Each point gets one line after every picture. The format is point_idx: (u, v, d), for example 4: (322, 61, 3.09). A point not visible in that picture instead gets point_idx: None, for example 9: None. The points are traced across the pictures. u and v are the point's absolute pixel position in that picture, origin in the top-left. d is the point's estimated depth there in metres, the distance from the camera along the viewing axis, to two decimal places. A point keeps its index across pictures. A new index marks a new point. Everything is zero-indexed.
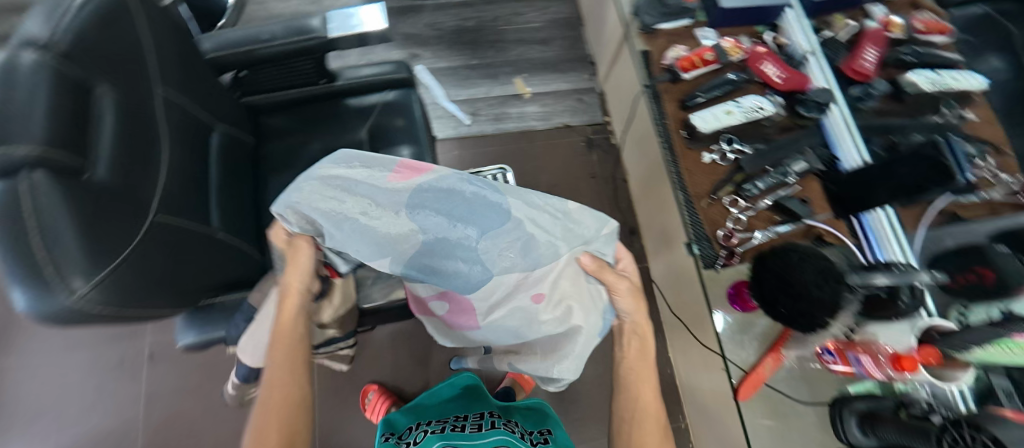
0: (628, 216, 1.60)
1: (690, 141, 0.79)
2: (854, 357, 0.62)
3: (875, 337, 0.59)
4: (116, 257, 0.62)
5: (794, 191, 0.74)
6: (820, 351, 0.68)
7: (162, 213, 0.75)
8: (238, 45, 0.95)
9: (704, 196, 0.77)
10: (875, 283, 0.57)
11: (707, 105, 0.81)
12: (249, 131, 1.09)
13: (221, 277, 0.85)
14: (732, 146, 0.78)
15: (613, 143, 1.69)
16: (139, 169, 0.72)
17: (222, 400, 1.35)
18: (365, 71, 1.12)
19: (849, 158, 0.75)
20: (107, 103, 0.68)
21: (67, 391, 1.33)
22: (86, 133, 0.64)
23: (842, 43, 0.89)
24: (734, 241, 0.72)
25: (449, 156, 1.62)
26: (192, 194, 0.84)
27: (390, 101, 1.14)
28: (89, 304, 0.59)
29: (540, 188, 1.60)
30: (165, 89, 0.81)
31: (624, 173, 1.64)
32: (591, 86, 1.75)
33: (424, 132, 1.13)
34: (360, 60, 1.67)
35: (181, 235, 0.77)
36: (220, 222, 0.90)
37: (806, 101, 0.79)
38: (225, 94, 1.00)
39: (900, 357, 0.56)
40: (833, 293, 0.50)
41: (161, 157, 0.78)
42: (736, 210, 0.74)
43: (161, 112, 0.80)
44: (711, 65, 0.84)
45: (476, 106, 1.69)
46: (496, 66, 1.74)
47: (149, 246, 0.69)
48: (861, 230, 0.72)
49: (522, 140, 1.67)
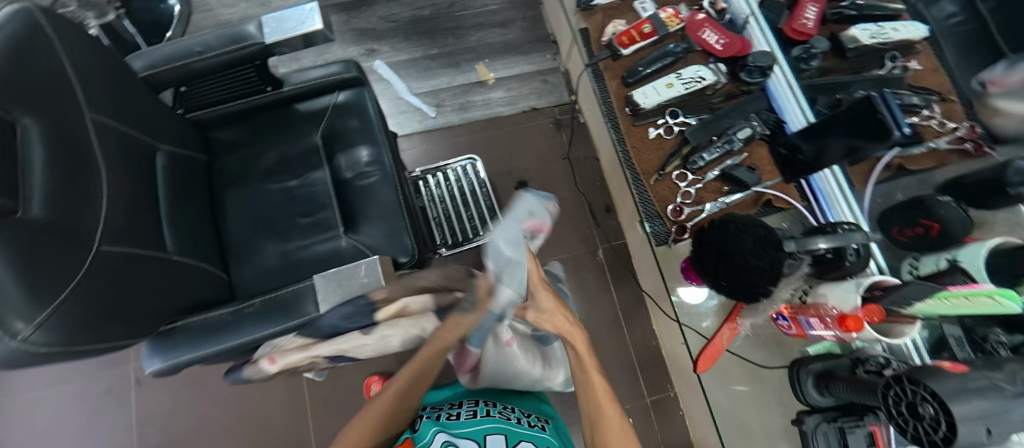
0: (603, 194, 1.60)
1: (634, 118, 0.78)
2: (805, 321, 0.62)
3: (824, 298, 0.59)
4: (60, 294, 0.61)
5: (742, 159, 0.74)
6: (774, 316, 0.68)
7: (110, 243, 0.73)
8: (172, 60, 0.91)
9: (653, 173, 0.77)
10: (815, 247, 0.54)
11: (651, 79, 0.79)
12: (199, 148, 1.05)
13: (183, 300, 0.84)
14: (677, 119, 0.78)
15: (581, 121, 1.68)
16: (79, 200, 0.70)
17: (215, 416, 1.36)
18: (313, 73, 1.07)
19: (795, 120, 0.75)
20: (34, 136, 0.65)
21: (57, 424, 1.33)
22: (14, 170, 0.61)
23: (782, 3, 0.84)
24: (684, 216, 0.74)
25: (417, 151, 1.59)
26: (142, 220, 0.82)
27: (343, 103, 1.10)
28: (37, 344, 0.57)
29: (512, 174, 1.59)
30: (97, 115, 0.78)
31: (595, 151, 1.63)
32: (555, 66, 1.73)
33: (382, 131, 1.11)
34: (315, 61, 1.62)
35: (132, 261, 0.75)
36: (177, 244, 0.88)
37: (747, 67, 0.76)
38: (167, 113, 0.97)
39: (846, 317, 0.54)
40: (772, 262, 0.51)
41: (102, 186, 0.75)
42: (684, 184, 0.74)
43: (97, 139, 0.77)
44: (650, 38, 0.80)
45: (440, 97, 1.65)
46: (456, 54, 1.70)
47: (100, 279, 0.68)
48: (811, 193, 0.74)
49: (490, 127, 1.64)
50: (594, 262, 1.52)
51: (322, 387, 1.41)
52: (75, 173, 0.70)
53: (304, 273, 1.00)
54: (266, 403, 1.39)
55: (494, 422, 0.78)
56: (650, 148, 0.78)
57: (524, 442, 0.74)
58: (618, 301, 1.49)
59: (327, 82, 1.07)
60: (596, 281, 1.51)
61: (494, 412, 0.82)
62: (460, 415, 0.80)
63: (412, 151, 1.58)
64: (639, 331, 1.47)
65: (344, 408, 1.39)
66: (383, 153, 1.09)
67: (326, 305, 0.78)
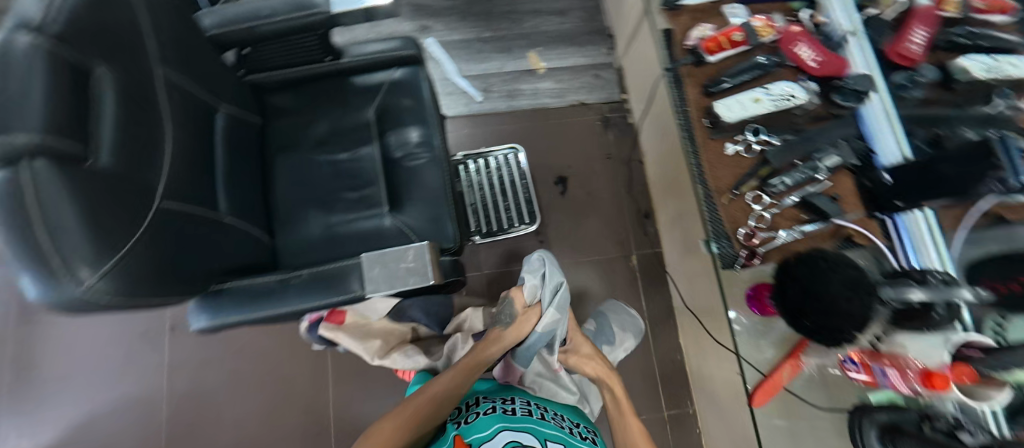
0: (644, 200, 1.55)
1: (713, 130, 0.75)
2: (879, 370, 0.58)
3: (904, 349, 0.55)
4: (123, 246, 0.62)
5: (824, 188, 0.69)
6: (841, 358, 0.64)
7: (170, 200, 0.74)
8: (238, 21, 0.90)
9: (726, 191, 0.72)
10: (908, 298, 0.56)
11: (734, 92, 0.76)
12: (255, 111, 1.06)
13: (229, 263, 0.84)
14: (758, 137, 0.73)
15: (630, 122, 1.62)
16: (143, 154, 0.70)
17: (241, 372, 1.40)
18: (372, 47, 1.06)
19: (887, 152, 0.73)
20: (107, 86, 0.66)
21: (96, 359, 1.40)
22: (86, 118, 0.62)
23: (887, 22, 0.80)
24: (756, 241, 0.68)
25: (460, 134, 1.57)
26: (198, 179, 0.82)
27: (398, 80, 1.08)
28: (98, 294, 0.58)
29: (553, 169, 1.56)
30: (165, 70, 0.78)
31: (641, 154, 1.58)
32: (609, 61, 1.66)
33: (434, 113, 1.09)
34: (368, 33, 1.61)
35: (187, 220, 0.76)
36: (228, 206, 0.89)
37: (843, 89, 0.74)
38: (229, 73, 0.97)
39: (932, 374, 0.52)
40: (862, 307, 0.47)
41: (164, 141, 0.76)
42: (760, 207, 0.70)
43: (163, 94, 0.77)
44: (739, 47, 0.77)
45: (489, 82, 1.62)
46: (509, 39, 1.66)
47: (159, 235, 0.69)
48: (896, 231, 0.69)
49: (536, 118, 1.61)
50: (626, 268, 1.48)
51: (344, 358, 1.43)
52: (142, 128, 0.71)
53: (345, 248, 1.00)
54: (290, 366, 1.42)
55: (550, 427, 0.80)
56: (724, 165, 0.73)
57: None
58: (647, 311, 1.46)
59: (385, 57, 1.05)
60: (627, 288, 1.48)
61: (545, 416, 0.85)
62: (513, 412, 0.82)
63: (455, 134, 1.56)
64: (665, 343, 1.44)
65: (364, 381, 1.41)
66: (433, 135, 1.07)
67: (372, 286, 0.77)
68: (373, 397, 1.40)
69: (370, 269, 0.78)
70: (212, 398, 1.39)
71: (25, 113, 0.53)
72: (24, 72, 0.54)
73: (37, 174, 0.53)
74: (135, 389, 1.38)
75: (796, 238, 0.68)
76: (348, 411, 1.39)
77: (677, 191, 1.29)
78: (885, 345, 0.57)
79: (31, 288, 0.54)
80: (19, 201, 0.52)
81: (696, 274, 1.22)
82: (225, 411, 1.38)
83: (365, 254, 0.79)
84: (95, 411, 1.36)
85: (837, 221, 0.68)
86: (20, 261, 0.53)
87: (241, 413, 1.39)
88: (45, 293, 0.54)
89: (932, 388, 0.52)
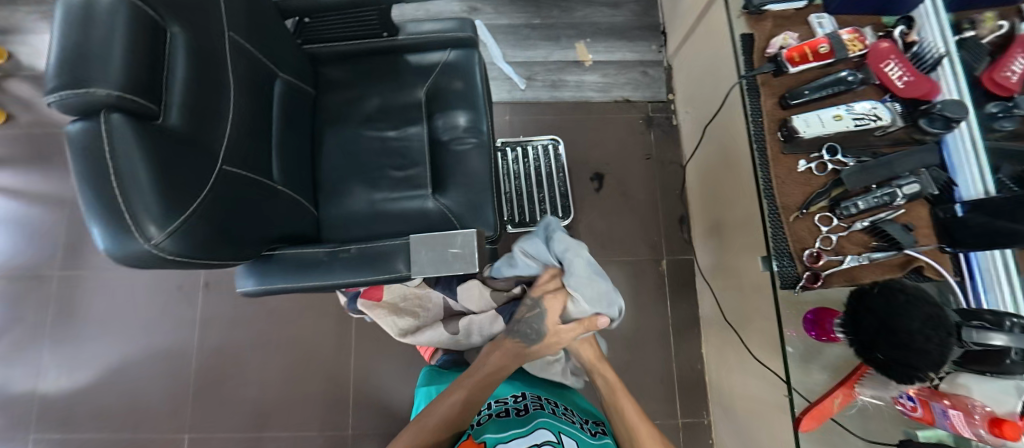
0: (680, 204, 1.52)
1: (786, 145, 0.73)
2: (939, 410, 0.58)
3: (968, 390, 0.56)
4: (191, 206, 0.64)
5: (897, 215, 0.68)
6: (897, 395, 0.63)
7: (231, 164, 0.75)
8: None
9: (793, 210, 0.71)
10: (991, 343, 0.50)
11: (812, 107, 0.75)
12: (310, 81, 1.06)
13: (282, 230, 0.86)
14: (834, 157, 0.72)
15: (674, 124, 1.58)
16: (210, 117, 0.72)
17: (269, 334, 1.45)
18: (427, 26, 1.05)
19: (970, 185, 0.70)
20: (180, 47, 0.67)
21: (135, 307, 1.45)
22: (160, 78, 0.63)
23: (983, 46, 0.77)
24: (821, 263, 0.68)
25: (500, 121, 1.56)
26: (256, 145, 0.84)
27: (451, 62, 1.08)
28: (166, 251, 0.60)
29: (590, 164, 1.54)
30: (233, 34, 0.79)
31: (682, 158, 1.54)
32: (659, 59, 1.62)
33: (484, 99, 1.08)
34: (418, 11, 1.59)
35: (246, 186, 0.78)
36: (281, 175, 0.90)
37: (931, 114, 0.70)
38: (290, 42, 0.97)
39: (1003, 420, 0.52)
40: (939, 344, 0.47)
41: (229, 106, 0.77)
42: (827, 228, 0.70)
43: (230, 58, 0.78)
44: (824, 59, 0.75)
45: (534, 70, 1.60)
46: (558, 28, 1.63)
47: (219, 197, 0.71)
48: (968, 268, 0.68)
49: (578, 111, 1.58)
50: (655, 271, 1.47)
51: (368, 331, 1.46)
52: (210, 90, 0.72)
53: (387, 226, 1.01)
54: (315, 333, 1.46)
55: (565, 423, 0.73)
56: (793, 181, 0.73)
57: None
58: (671, 317, 1.45)
59: (442, 38, 1.04)
60: (654, 291, 1.46)
61: (558, 411, 0.78)
62: (526, 408, 0.76)
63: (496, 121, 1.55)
64: (686, 350, 1.43)
65: (385, 356, 1.44)
66: (481, 121, 1.07)
67: (417, 268, 0.79)
68: (393, 372, 1.43)
69: (421, 250, 0.79)
70: (240, 355, 1.44)
71: (109, 69, 0.54)
72: (108, 28, 0.55)
73: (115, 127, 0.55)
74: (169, 339, 1.44)
75: (864, 264, 0.67)
76: (368, 383, 1.42)
77: (719, 200, 1.27)
78: (946, 385, 0.58)
79: (104, 239, 0.56)
80: (102, 154, 0.54)
81: (732, 285, 1.20)
82: (251, 370, 1.43)
83: (411, 236, 0.80)
84: (130, 356, 1.42)
85: (910, 251, 0.67)
86: (94, 213, 0.55)
87: (266, 373, 1.43)
88: (118, 244, 0.56)
89: (999, 435, 0.52)
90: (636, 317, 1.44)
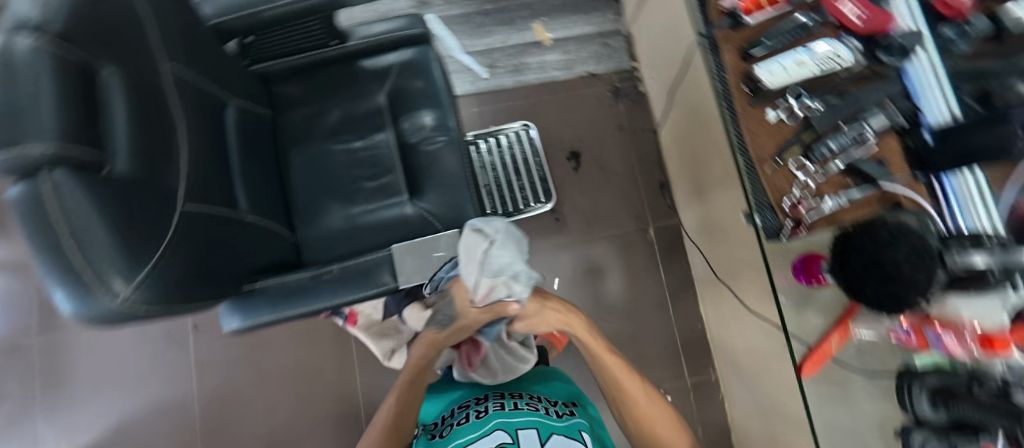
0: (659, 170, 1.53)
1: (753, 97, 0.75)
2: (933, 335, 0.60)
3: (959, 312, 0.56)
4: (156, 252, 0.60)
5: (870, 152, 0.69)
6: (890, 329, 0.64)
7: (193, 203, 0.72)
8: (240, 8, 0.86)
9: (769, 161, 0.73)
10: (976, 264, 0.57)
11: (774, 54, 0.75)
12: (264, 103, 1.02)
13: (257, 260, 0.83)
14: (801, 101, 0.72)
15: (641, 91, 1.57)
16: (163, 156, 0.68)
17: (269, 366, 1.42)
18: (376, 28, 1.01)
19: (935, 111, 0.71)
20: (116, 88, 0.62)
21: (124, 361, 1.41)
22: (98, 123, 0.59)
23: None
24: (801, 210, 0.69)
25: (468, 114, 1.53)
26: (216, 178, 0.80)
27: (407, 61, 1.04)
28: (136, 304, 0.58)
29: (564, 144, 1.52)
30: (173, 65, 0.74)
31: (654, 124, 1.54)
32: (617, 28, 1.60)
33: (447, 94, 1.05)
34: (366, 13, 1.54)
35: (212, 221, 0.74)
36: (248, 204, 0.87)
37: (889, 45, 0.72)
38: (235, 64, 0.93)
39: (992, 337, 0.56)
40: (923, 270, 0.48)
41: (180, 141, 0.73)
42: (803, 174, 0.70)
43: (173, 91, 0.74)
44: (779, 7, 0.79)
45: (493, 57, 1.56)
46: (512, 10, 1.59)
47: (188, 240, 0.67)
48: (943, 193, 0.68)
49: (545, 93, 1.56)
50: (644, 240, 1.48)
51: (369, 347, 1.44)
52: (158, 128, 0.68)
53: (369, 240, 0.99)
54: (316, 357, 1.43)
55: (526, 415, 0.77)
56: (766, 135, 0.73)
57: (558, 436, 0.73)
58: (666, 282, 1.47)
59: (394, 37, 1.01)
60: (646, 259, 1.47)
61: (522, 403, 0.81)
62: (489, 409, 0.79)
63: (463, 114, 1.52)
64: (685, 312, 1.45)
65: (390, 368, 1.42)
66: (448, 118, 1.04)
67: (404, 278, 0.78)
68: None
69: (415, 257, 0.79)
70: (243, 391, 1.41)
71: (42, 122, 0.51)
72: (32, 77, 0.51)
73: (60, 184, 0.52)
74: (166, 388, 1.40)
75: (843, 205, 0.67)
76: (378, 398, 1.41)
77: (695, 161, 1.27)
78: (937, 310, 0.58)
79: (66, 301, 0.53)
80: (48, 213, 0.51)
81: (719, 242, 1.21)
82: (256, 405, 1.40)
83: (394, 247, 0.80)
84: (129, 412, 1.38)
85: (886, 185, 0.67)
86: (54, 277, 0.52)
87: (273, 406, 1.41)
88: (81, 305, 0.53)
89: (992, 350, 0.57)
90: (631, 287, 1.45)
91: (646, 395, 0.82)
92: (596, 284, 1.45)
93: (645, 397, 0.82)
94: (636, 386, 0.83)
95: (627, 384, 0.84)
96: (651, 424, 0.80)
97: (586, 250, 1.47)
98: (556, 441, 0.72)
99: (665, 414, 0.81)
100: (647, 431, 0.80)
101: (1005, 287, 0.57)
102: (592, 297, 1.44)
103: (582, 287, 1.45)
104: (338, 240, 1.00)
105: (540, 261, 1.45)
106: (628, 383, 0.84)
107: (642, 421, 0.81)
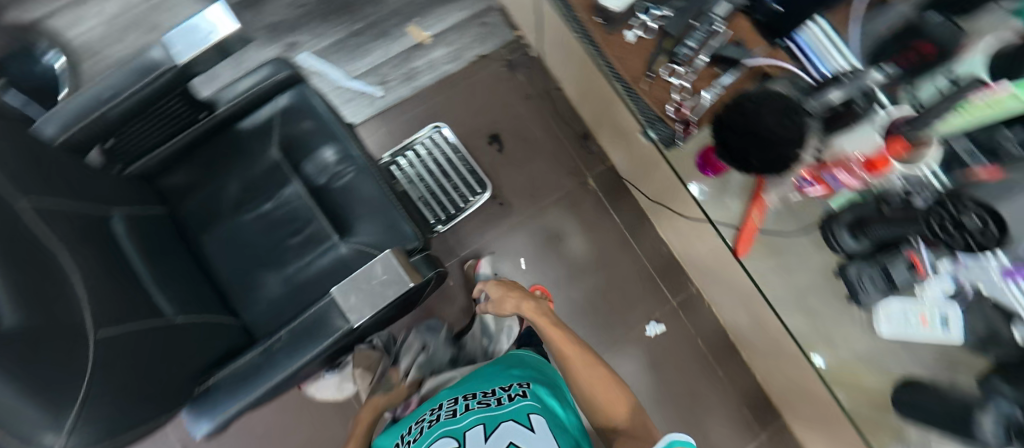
0: (576, 123, 1.56)
1: (607, 25, 0.80)
2: (830, 178, 0.69)
3: (844, 147, 0.67)
4: (78, 397, 0.53)
5: (727, 38, 0.76)
6: (797, 183, 0.74)
7: (106, 328, 0.63)
8: (84, 116, 0.79)
9: (642, 78, 0.77)
10: (832, 100, 0.70)
11: None
12: (151, 200, 0.96)
13: (200, 361, 0.78)
14: (652, 15, 0.78)
15: (532, 56, 1.59)
16: (51, 296, 0.57)
17: None
18: (242, 84, 0.96)
19: None
20: None
21: None
22: None
23: None
24: (686, 111, 0.74)
25: (377, 137, 1.50)
26: (128, 295, 0.73)
27: (286, 107, 1.02)
28: None
29: (479, 131, 1.53)
30: (28, 198, 0.64)
31: (556, 82, 1.57)
32: (490, 4, 1.61)
33: (339, 124, 1.03)
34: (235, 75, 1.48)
35: (134, 341, 0.67)
36: (174, 307, 0.80)
37: None
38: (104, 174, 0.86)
39: (872, 159, 0.65)
40: (794, 128, 0.53)
41: (68, 272, 0.63)
42: (676, 79, 0.75)
43: (36, 226, 0.63)
44: None
45: (381, 73, 1.54)
46: (383, 22, 1.57)
47: (114, 368, 0.61)
48: (800, 51, 0.76)
49: (444, 89, 1.55)
50: (586, 192, 1.52)
51: None
52: (39, 267, 0.58)
53: (316, 292, 0.98)
54: (320, 427, 1.38)
55: (474, 415, 0.69)
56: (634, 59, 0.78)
57: (507, 422, 0.65)
58: (620, 222, 1.51)
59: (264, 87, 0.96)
60: (595, 208, 1.51)
61: (473, 404, 0.73)
62: (438, 419, 0.72)
63: (373, 138, 1.49)
64: (648, 241, 1.50)
65: None
66: (350, 147, 1.02)
67: (355, 315, 0.76)
68: None
69: (366, 284, 0.76)
70: None
71: None
72: None
73: None
74: None
75: (720, 93, 0.73)
76: None
77: (602, 101, 1.31)
78: (828, 153, 0.69)
79: None
80: None
81: (649, 167, 1.26)
82: None
83: (335, 289, 0.77)
84: None
85: (749, 63, 0.74)
86: None
87: None
88: None
89: (876, 170, 0.66)
90: (591, 239, 1.49)
91: (589, 369, 0.81)
92: (557, 250, 1.48)
93: (590, 374, 0.81)
94: (580, 364, 0.82)
95: (575, 363, 0.83)
96: (599, 400, 0.78)
97: (539, 221, 1.49)
98: (504, 428, 0.64)
99: (608, 389, 0.79)
100: (596, 405, 0.78)
101: (874, 110, 0.68)
102: (559, 263, 1.47)
103: (546, 258, 1.47)
104: (292, 311, 0.97)
105: (499, 248, 1.46)
106: (572, 362, 0.83)
107: (589, 398, 0.79)
